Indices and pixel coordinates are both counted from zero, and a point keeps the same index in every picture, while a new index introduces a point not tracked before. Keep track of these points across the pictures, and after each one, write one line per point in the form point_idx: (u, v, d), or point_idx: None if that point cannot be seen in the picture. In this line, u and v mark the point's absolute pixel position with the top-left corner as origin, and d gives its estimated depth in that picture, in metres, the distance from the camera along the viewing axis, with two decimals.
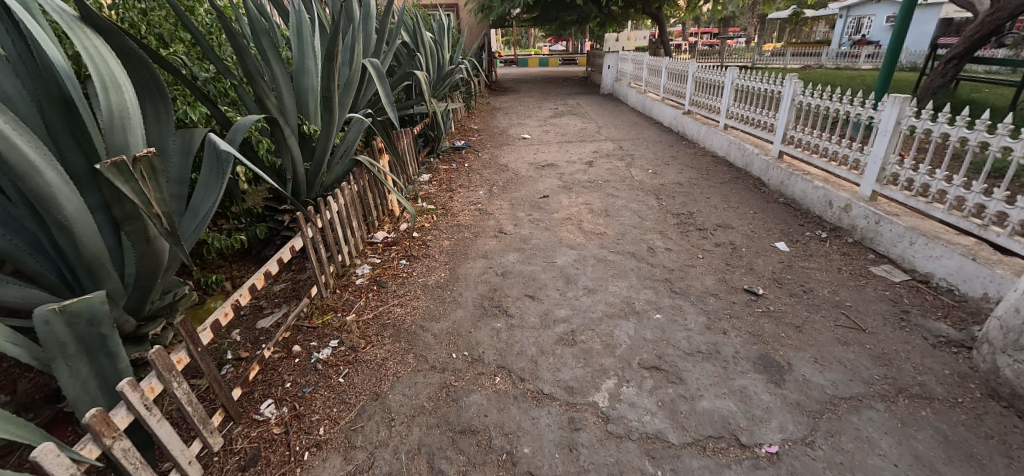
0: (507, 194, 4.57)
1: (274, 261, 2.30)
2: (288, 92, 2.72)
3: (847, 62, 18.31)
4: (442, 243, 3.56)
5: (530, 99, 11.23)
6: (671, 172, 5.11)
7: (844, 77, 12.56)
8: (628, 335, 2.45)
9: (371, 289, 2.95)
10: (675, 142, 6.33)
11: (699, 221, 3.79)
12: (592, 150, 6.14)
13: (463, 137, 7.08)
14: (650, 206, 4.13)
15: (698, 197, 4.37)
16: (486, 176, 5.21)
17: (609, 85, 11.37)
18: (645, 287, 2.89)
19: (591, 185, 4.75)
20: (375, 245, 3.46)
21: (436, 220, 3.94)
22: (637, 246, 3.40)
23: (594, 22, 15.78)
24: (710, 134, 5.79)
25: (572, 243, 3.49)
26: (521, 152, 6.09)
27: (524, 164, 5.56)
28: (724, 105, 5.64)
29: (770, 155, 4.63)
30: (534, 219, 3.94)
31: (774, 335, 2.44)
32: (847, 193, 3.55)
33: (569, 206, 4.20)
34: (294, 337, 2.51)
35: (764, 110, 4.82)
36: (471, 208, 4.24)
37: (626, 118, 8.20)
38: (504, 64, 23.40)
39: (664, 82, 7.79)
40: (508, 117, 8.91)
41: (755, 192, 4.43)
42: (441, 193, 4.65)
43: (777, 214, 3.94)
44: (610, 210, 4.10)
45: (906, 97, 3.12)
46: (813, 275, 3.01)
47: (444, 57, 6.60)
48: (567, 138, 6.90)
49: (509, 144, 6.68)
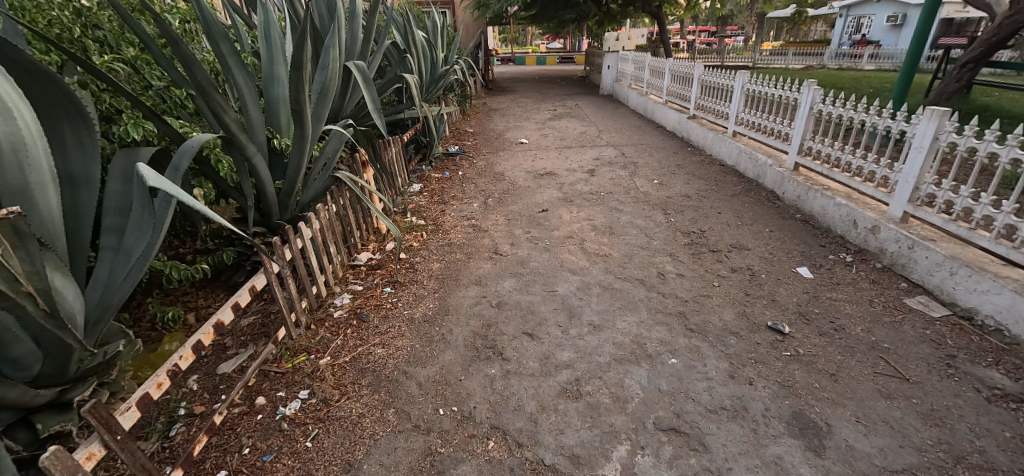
0: (503, 208, 4.26)
1: (228, 307, 1.97)
2: (255, 106, 2.41)
3: (849, 62, 18.04)
4: (432, 266, 3.23)
5: (527, 100, 10.88)
6: (677, 183, 4.80)
7: (848, 79, 12.30)
8: (640, 386, 2.14)
9: (350, 324, 2.62)
10: (680, 149, 6.03)
11: (712, 242, 3.48)
12: (593, 156, 5.83)
13: (457, 141, 6.75)
14: (657, 223, 3.82)
15: (708, 212, 4.06)
16: (481, 186, 4.89)
17: (609, 85, 11.07)
18: (657, 323, 2.58)
19: (594, 198, 4.44)
20: (357, 269, 3.13)
21: (425, 238, 3.63)
22: (646, 271, 3.09)
23: (593, 21, 15.47)
24: (718, 141, 5.49)
25: (574, 267, 3.17)
26: (518, 159, 5.77)
27: (521, 172, 5.24)
28: (732, 111, 5.33)
29: (784, 166, 4.33)
30: (532, 238, 3.63)
31: (806, 386, 2.15)
32: (875, 214, 3.26)
33: (570, 222, 3.89)
34: (259, 387, 2.18)
35: (777, 118, 4.52)
36: (465, 224, 3.93)
37: (628, 122, 7.89)
38: (501, 62, 23.00)
39: (667, 85, 7.48)
40: (504, 120, 8.58)
41: (769, 207, 4.14)
42: (433, 206, 4.34)
43: (795, 233, 3.65)
44: (615, 227, 3.79)
45: (945, 110, 2.83)
46: (843, 309, 2.71)
47: (437, 58, 6.26)
48: (566, 143, 6.58)
49: (505, 149, 6.36)
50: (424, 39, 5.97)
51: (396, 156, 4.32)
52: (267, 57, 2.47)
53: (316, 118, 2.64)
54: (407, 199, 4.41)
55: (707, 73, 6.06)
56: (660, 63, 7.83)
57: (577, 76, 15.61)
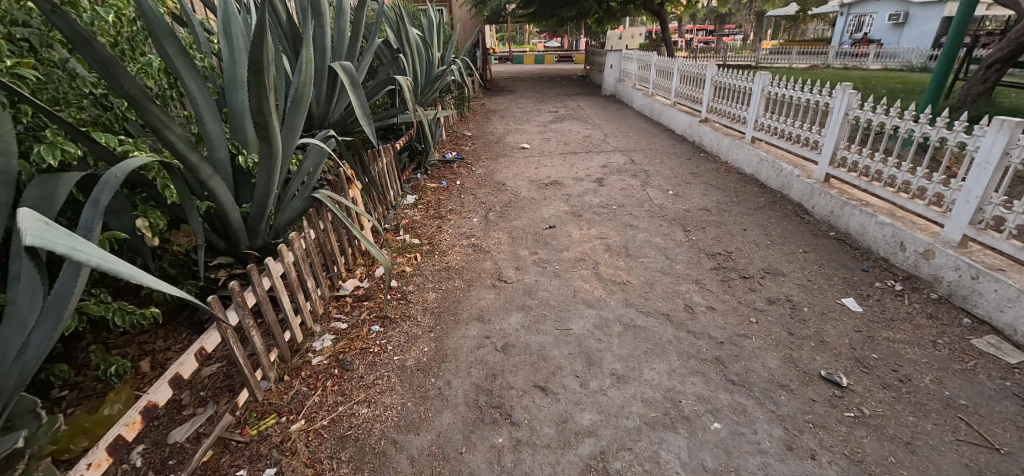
0: (505, 223, 3.85)
1: (163, 387, 1.71)
2: (212, 117, 2.02)
3: (856, 61, 17.58)
4: (427, 297, 2.83)
5: (527, 101, 10.47)
6: (695, 194, 4.40)
7: (857, 79, 11.90)
8: (681, 462, 1.76)
9: (331, 374, 2.22)
10: (692, 155, 5.64)
11: (742, 266, 3.10)
12: (600, 163, 5.43)
13: (454, 146, 6.33)
14: (678, 242, 3.43)
15: (731, 228, 3.68)
16: (480, 198, 4.49)
17: (611, 85, 10.66)
18: (691, 372, 2.20)
19: (604, 212, 4.04)
20: (343, 302, 2.74)
21: (419, 262, 3.23)
22: (671, 304, 2.70)
23: (592, 19, 15.03)
24: (734, 148, 5.11)
25: (588, 298, 2.78)
26: (520, 166, 5.37)
27: (523, 182, 4.84)
28: (751, 115, 4.94)
29: (813, 177, 3.95)
30: (539, 261, 3.24)
31: (881, 461, 1.77)
32: (928, 236, 2.88)
33: (580, 241, 3.49)
34: (215, 463, 1.79)
35: (805, 124, 4.14)
36: (463, 243, 3.53)
37: (634, 124, 7.50)
38: (498, 61, 22.52)
39: (676, 86, 7.08)
40: (503, 122, 8.14)
41: (798, 223, 3.75)
42: (428, 221, 3.94)
43: (832, 255, 3.27)
44: (630, 247, 3.41)
45: (1019, 121, 2.45)
46: (904, 354, 2.33)
47: (433, 58, 5.86)
48: (570, 148, 6.18)
49: (505, 155, 5.95)
50: (418, 37, 5.58)
51: (387, 166, 3.94)
52: (230, 60, 2.08)
53: (290, 130, 2.22)
54: (400, 212, 4.03)
55: (721, 74, 5.67)
56: (667, 62, 7.43)
57: (577, 75, 15.20)
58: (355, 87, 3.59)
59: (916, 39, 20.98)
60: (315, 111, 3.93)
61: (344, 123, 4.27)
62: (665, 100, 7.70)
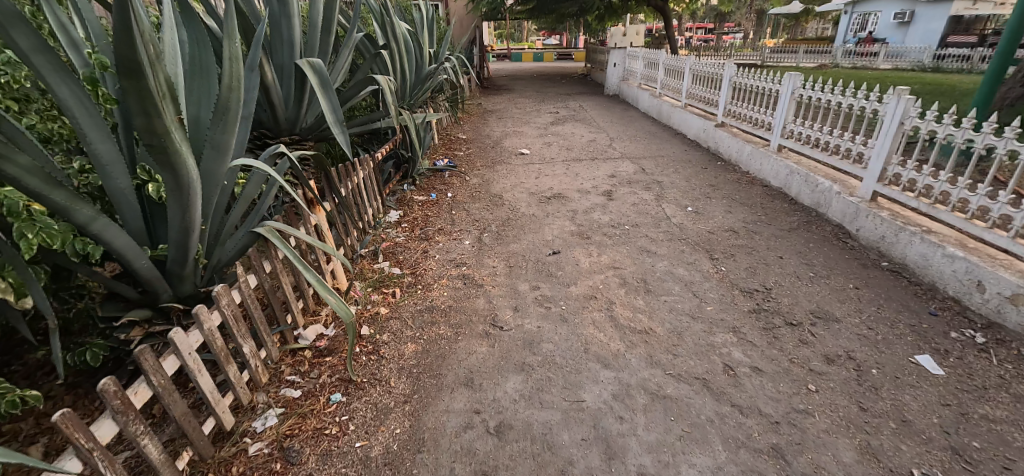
0: (501, 248, 3.31)
1: None
2: (102, 135, 1.50)
3: (864, 60, 17.01)
4: (404, 351, 2.30)
5: (526, 101, 9.92)
6: (718, 211, 3.87)
7: (871, 79, 11.34)
8: None
9: (269, 472, 1.69)
10: (709, 163, 5.10)
11: (785, 309, 2.57)
12: (607, 172, 4.89)
13: (447, 151, 5.78)
14: (706, 275, 2.90)
15: (765, 255, 3.15)
16: (474, 214, 3.95)
17: (614, 85, 10.11)
18: (743, 469, 1.68)
19: (616, 233, 3.50)
20: (299, 358, 2.21)
21: (398, 300, 2.69)
22: (707, 363, 2.17)
23: (593, 17, 14.47)
24: (758, 157, 4.58)
25: (603, 354, 2.25)
26: (519, 176, 4.83)
27: (522, 195, 4.29)
28: (778, 120, 4.40)
29: (857, 195, 3.42)
30: (542, 298, 2.70)
31: None
32: (1016, 276, 2.36)
33: (589, 273, 2.95)
34: None
35: (844, 133, 3.62)
36: (452, 274, 2.99)
37: (641, 128, 6.96)
38: (496, 58, 21.89)
39: (687, 86, 6.54)
40: (501, 124, 7.59)
41: (841, 249, 3.24)
42: (412, 244, 3.40)
43: (890, 292, 2.75)
44: (649, 280, 2.88)
45: None
46: (1013, 441, 1.81)
47: (423, 55, 5.32)
48: (574, 154, 5.63)
49: (502, 162, 5.40)
50: (406, 31, 5.05)
51: (366, 180, 3.41)
52: None
53: (218, 150, 1.69)
54: (382, 232, 3.51)
55: (741, 75, 5.14)
56: (678, 61, 6.89)
57: (578, 74, 14.61)
58: (325, 89, 3.07)
59: (922, 39, 20.46)
60: (283, 116, 3.41)
61: (318, 129, 3.75)
62: (675, 102, 7.16)
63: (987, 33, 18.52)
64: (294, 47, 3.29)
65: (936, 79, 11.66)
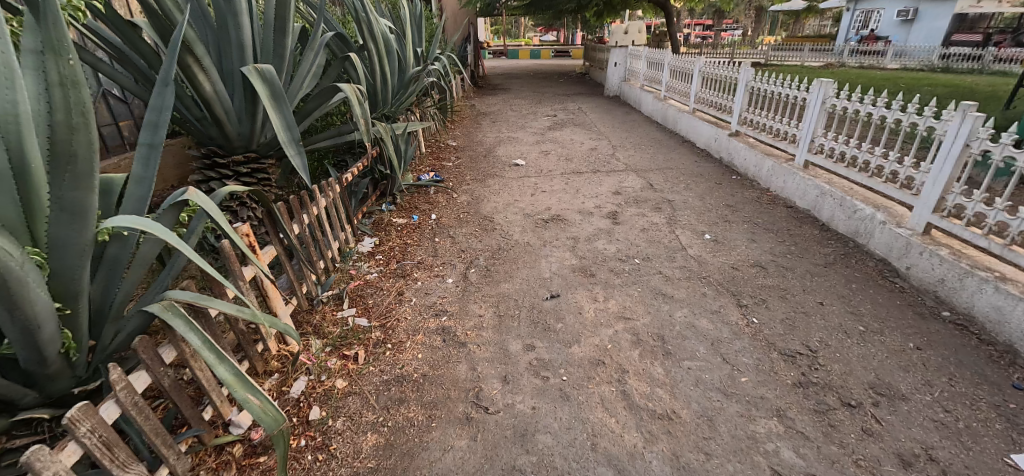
0: (490, 289, 2.80)
1: None
2: None
3: (870, 58, 16.47)
4: (361, 447, 1.80)
5: (522, 102, 9.38)
6: (741, 239, 3.37)
7: (882, 81, 10.86)
8: None
9: None
10: (723, 178, 4.59)
11: (838, 383, 2.09)
12: (611, 188, 4.38)
13: (434, 162, 5.25)
14: (737, 330, 2.41)
15: (802, 301, 2.67)
16: (460, 241, 3.44)
17: (615, 85, 9.59)
18: None
19: (624, 269, 2.99)
20: (226, 458, 1.70)
21: (361, 366, 2.19)
22: (749, 468, 1.69)
23: (591, 13, 13.90)
24: (781, 173, 4.09)
25: (615, 453, 1.75)
26: (514, 193, 4.32)
27: (516, 218, 3.78)
28: (804, 133, 3.90)
29: (906, 226, 2.94)
30: (538, 364, 2.20)
31: None
32: None
33: (595, 325, 2.45)
34: None
35: (887, 152, 3.13)
36: (429, 326, 2.48)
37: (646, 134, 6.44)
38: (493, 54, 21.25)
39: (696, 90, 6.02)
40: (494, 129, 7.06)
41: (890, 292, 2.77)
42: (386, 283, 2.90)
43: (960, 355, 2.27)
44: (668, 336, 2.38)
45: None
46: None
47: (406, 55, 4.78)
48: (574, 165, 5.11)
49: (495, 175, 4.87)
50: (387, 26, 4.51)
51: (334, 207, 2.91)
52: None
53: (75, 214, 1.27)
54: (352, 267, 3.01)
55: (759, 79, 4.63)
56: (686, 62, 6.36)
57: (577, 72, 14.05)
58: (277, 101, 2.56)
59: (925, 37, 19.98)
60: (233, 131, 2.95)
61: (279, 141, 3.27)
62: (681, 106, 6.65)
63: (993, 31, 18.07)
64: (244, 52, 2.81)
65: (946, 80, 11.18)
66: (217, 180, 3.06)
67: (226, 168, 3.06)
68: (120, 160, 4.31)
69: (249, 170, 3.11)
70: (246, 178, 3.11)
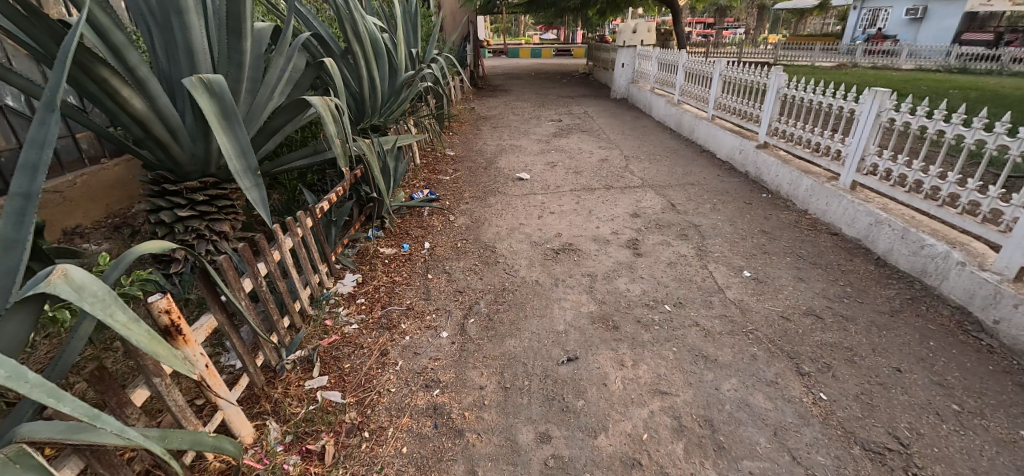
0: (493, 347, 2.31)
1: None
2: None
3: (883, 58, 15.92)
4: None
5: (523, 105, 8.87)
6: (787, 277, 2.88)
7: (901, 83, 10.35)
8: None
9: None
10: (753, 197, 4.10)
11: None
12: (628, 209, 3.88)
13: (429, 176, 4.76)
14: (805, 413, 1.92)
15: (874, 366, 2.18)
16: (457, 277, 2.94)
17: (622, 87, 9.08)
18: None
19: (654, 319, 2.50)
20: None
21: (327, 468, 1.71)
22: None
23: (595, 11, 13.38)
24: (822, 194, 3.58)
25: None
26: (518, 215, 3.82)
27: (521, 248, 3.28)
28: (852, 150, 3.40)
29: (992, 269, 2.45)
30: (556, 467, 1.71)
31: None
32: None
33: (624, 404, 1.96)
34: None
35: (965, 178, 2.64)
36: (417, 404, 1.99)
37: (660, 142, 5.94)
38: (494, 53, 20.72)
39: (715, 95, 5.51)
40: (495, 136, 6.55)
41: (978, 352, 2.28)
42: (367, 337, 2.41)
43: None
44: (717, 420, 1.89)
45: None
46: None
47: (397, 58, 4.28)
48: (584, 180, 4.60)
49: (497, 192, 4.37)
50: (374, 24, 4.00)
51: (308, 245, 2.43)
52: None
53: None
54: (328, 316, 2.53)
55: (794, 86, 4.12)
56: (703, 64, 5.85)
57: (580, 72, 13.50)
58: (229, 122, 2.08)
59: (935, 36, 19.46)
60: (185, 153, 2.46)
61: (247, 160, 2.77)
62: (697, 112, 6.14)
63: (1006, 31, 17.58)
64: (195, 56, 2.34)
65: (966, 82, 10.65)
66: (169, 209, 2.63)
67: (178, 195, 2.63)
68: (75, 178, 3.82)
69: (206, 198, 2.70)
70: (203, 205, 2.71)
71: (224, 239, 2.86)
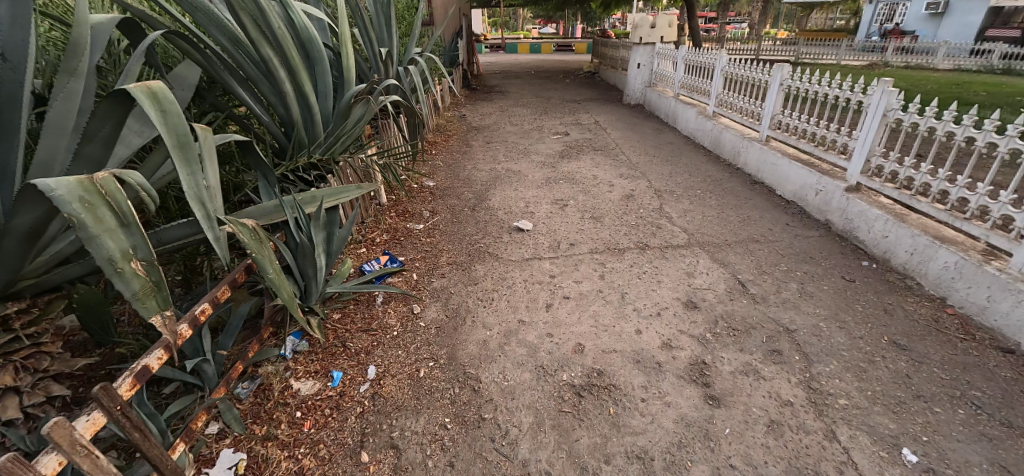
0: None
1: None
2: None
3: (913, 56, 14.52)
4: None
5: (524, 111, 7.59)
6: (982, 468, 1.67)
7: (949, 87, 9.05)
8: None
9: None
10: (852, 269, 2.87)
11: None
12: (678, 292, 2.64)
13: (397, 224, 3.49)
14: None
15: None
16: (409, 460, 1.69)
17: (638, 91, 7.80)
18: None
19: None
20: None
21: None
22: None
23: (598, 5, 12.08)
24: (983, 283, 2.34)
25: None
26: (516, 302, 2.57)
27: (520, 380, 2.03)
28: None
29: None
30: None
31: None
32: None
33: None
34: None
35: None
36: None
37: (697, 169, 4.69)
38: (491, 48, 19.38)
39: (773, 110, 4.23)
40: (489, 156, 5.29)
41: None
42: None
43: None
44: None
45: None
46: None
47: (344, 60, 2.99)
48: (607, 234, 3.35)
49: (486, 254, 3.11)
50: (302, 12, 2.72)
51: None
52: None
53: None
54: None
55: (913, 109, 2.85)
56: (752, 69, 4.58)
57: (583, 71, 12.15)
58: None
59: (957, 33, 18.15)
60: None
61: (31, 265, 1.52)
62: (742, 129, 4.88)
63: None
64: None
65: (1019, 86, 9.28)
66: None
67: None
68: None
69: None
70: None
71: (13, 392, 1.58)
